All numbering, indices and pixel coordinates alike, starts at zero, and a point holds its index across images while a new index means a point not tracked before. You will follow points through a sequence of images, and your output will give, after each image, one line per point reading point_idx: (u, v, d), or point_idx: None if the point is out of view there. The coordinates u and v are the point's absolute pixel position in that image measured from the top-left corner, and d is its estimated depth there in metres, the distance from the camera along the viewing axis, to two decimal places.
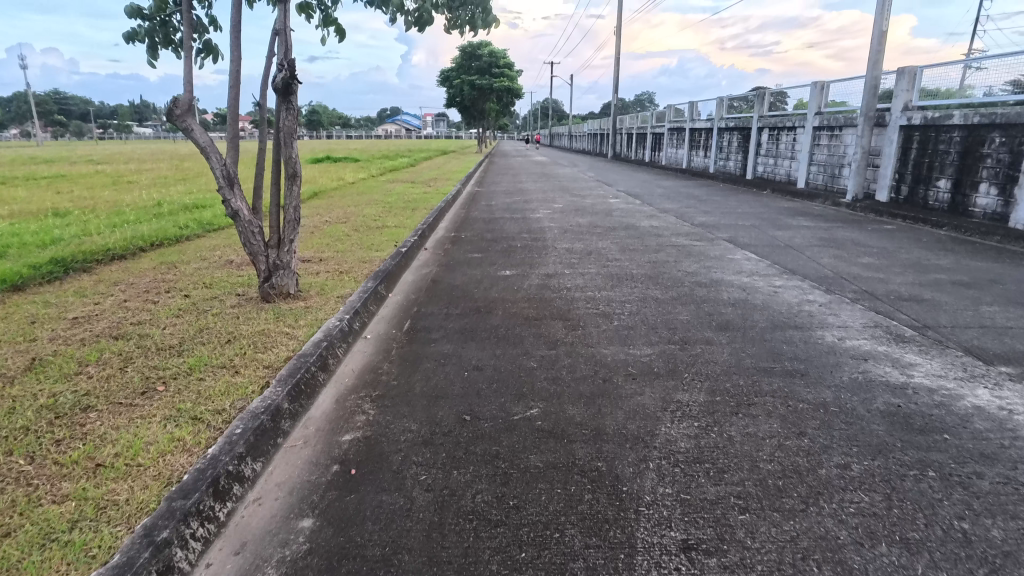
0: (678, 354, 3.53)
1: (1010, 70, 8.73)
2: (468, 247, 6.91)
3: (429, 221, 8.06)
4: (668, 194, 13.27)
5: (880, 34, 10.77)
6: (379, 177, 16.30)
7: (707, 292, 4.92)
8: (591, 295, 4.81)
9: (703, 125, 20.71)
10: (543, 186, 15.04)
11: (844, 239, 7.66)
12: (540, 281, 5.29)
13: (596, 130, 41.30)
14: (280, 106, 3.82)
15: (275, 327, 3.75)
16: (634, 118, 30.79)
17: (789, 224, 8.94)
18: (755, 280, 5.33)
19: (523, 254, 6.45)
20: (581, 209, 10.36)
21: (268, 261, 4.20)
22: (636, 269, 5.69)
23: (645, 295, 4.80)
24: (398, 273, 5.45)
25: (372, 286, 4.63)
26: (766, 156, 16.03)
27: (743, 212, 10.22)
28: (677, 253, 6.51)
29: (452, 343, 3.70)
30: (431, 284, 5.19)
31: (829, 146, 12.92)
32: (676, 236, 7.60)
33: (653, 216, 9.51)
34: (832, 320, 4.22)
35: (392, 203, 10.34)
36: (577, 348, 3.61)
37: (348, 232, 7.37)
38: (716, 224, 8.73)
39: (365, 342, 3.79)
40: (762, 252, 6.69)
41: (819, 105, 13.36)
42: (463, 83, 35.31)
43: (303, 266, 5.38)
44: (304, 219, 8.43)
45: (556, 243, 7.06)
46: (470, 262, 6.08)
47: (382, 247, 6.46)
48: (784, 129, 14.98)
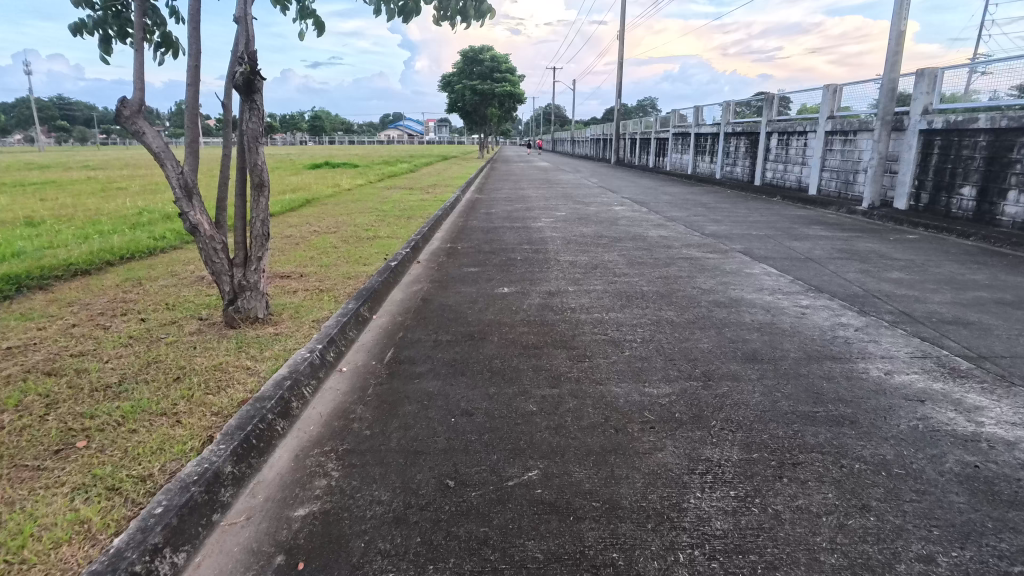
0: (701, 394, 3.02)
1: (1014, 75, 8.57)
2: (464, 259, 6.42)
3: (424, 232, 7.58)
4: (675, 201, 12.76)
5: (898, 35, 10.29)
6: (376, 183, 15.87)
7: (727, 313, 4.42)
8: (598, 317, 4.31)
9: (708, 130, 20.23)
10: (545, 192, 14.58)
11: (867, 251, 7.14)
12: (541, 300, 4.79)
13: (599, 135, 40.88)
14: (244, 107, 3.35)
15: (235, 360, 3.25)
16: (637, 123, 30.33)
17: (806, 234, 8.44)
18: (779, 299, 4.82)
19: (523, 268, 5.96)
20: (585, 218, 9.87)
21: (232, 282, 3.72)
22: (646, 286, 5.18)
23: (659, 318, 4.29)
24: (386, 292, 4.96)
25: (353, 309, 4.14)
26: (775, 162, 15.54)
27: (755, 221, 9.72)
28: (690, 267, 6.00)
29: (438, 379, 3.20)
30: (421, 305, 4.69)
31: (843, 152, 12.41)
32: (687, 248, 7.09)
33: (661, 225, 9.02)
34: (873, 349, 3.71)
35: (387, 211, 9.87)
36: (584, 386, 3.11)
37: (337, 243, 6.89)
38: (729, 234, 8.23)
39: (339, 377, 3.29)
40: (781, 265, 6.19)
41: (832, 109, 12.88)
42: (465, 88, 34.95)
43: (280, 283, 4.89)
44: (292, 228, 7.96)
45: (559, 256, 6.56)
46: (465, 277, 5.58)
47: (370, 260, 5.97)
48: (794, 134, 14.49)
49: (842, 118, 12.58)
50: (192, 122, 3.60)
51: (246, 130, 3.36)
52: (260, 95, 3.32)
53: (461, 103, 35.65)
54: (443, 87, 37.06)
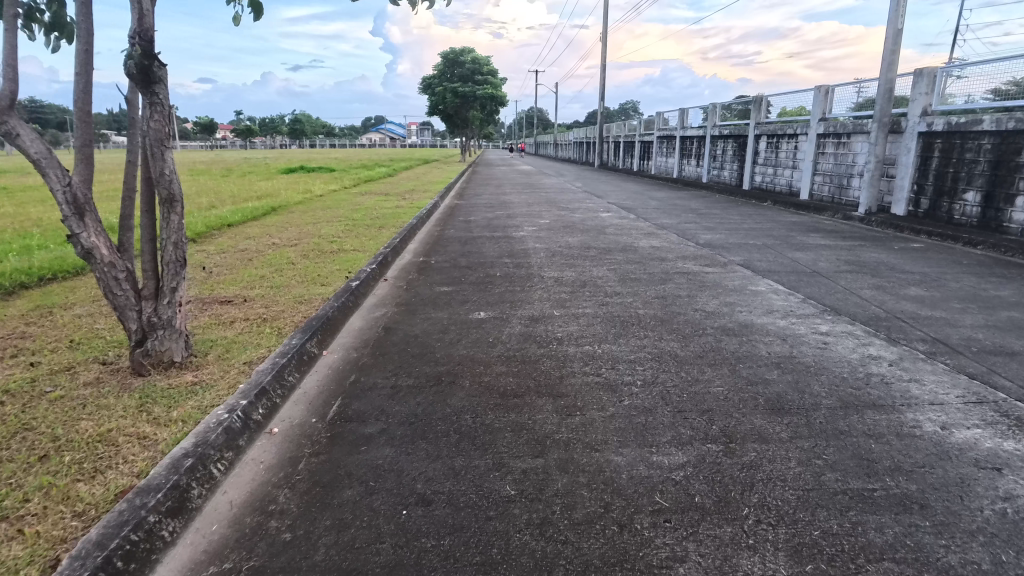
0: (725, 464, 2.38)
1: (990, 79, 8.64)
2: (437, 276, 5.76)
3: (394, 244, 6.90)
4: (663, 207, 12.20)
5: (895, 33, 9.84)
6: (351, 189, 15.13)
7: (739, 345, 3.79)
8: (589, 352, 3.65)
9: (694, 133, 19.78)
10: (528, 198, 13.96)
11: (875, 263, 6.60)
12: (522, 328, 4.13)
13: (582, 138, 40.43)
14: (143, 101, 2.66)
15: (130, 426, 2.55)
16: (621, 126, 29.89)
17: (806, 244, 7.90)
18: (795, 325, 4.21)
19: (503, 287, 5.30)
20: (570, 226, 9.25)
21: (140, 319, 3.01)
22: (643, 310, 4.54)
23: (660, 351, 3.65)
24: (342, 321, 4.26)
25: (297, 346, 3.44)
26: (764, 166, 15.10)
27: (749, 229, 9.19)
28: (689, 285, 5.39)
29: (391, 447, 2.53)
30: (381, 336, 4.00)
31: (836, 155, 11.97)
32: (682, 261, 6.50)
33: (651, 234, 8.43)
34: (919, 393, 3.10)
35: (358, 219, 9.16)
36: (575, 454, 2.44)
37: (295, 258, 6.19)
38: (725, 244, 7.65)
39: (266, 444, 2.60)
40: (787, 281, 5.61)
41: (824, 111, 12.43)
42: (446, 90, 34.27)
43: (216, 312, 4.17)
44: (249, 241, 7.24)
45: (543, 271, 5.92)
46: (436, 298, 4.92)
47: (330, 280, 5.28)
48: (783, 136, 14.05)
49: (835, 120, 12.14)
50: (84, 121, 2.89)
51: (148, 130, 2.67)
52: (162, 85, 2.63)
53: (442, 106, 34.93)
54: (424, 90, 36.28)
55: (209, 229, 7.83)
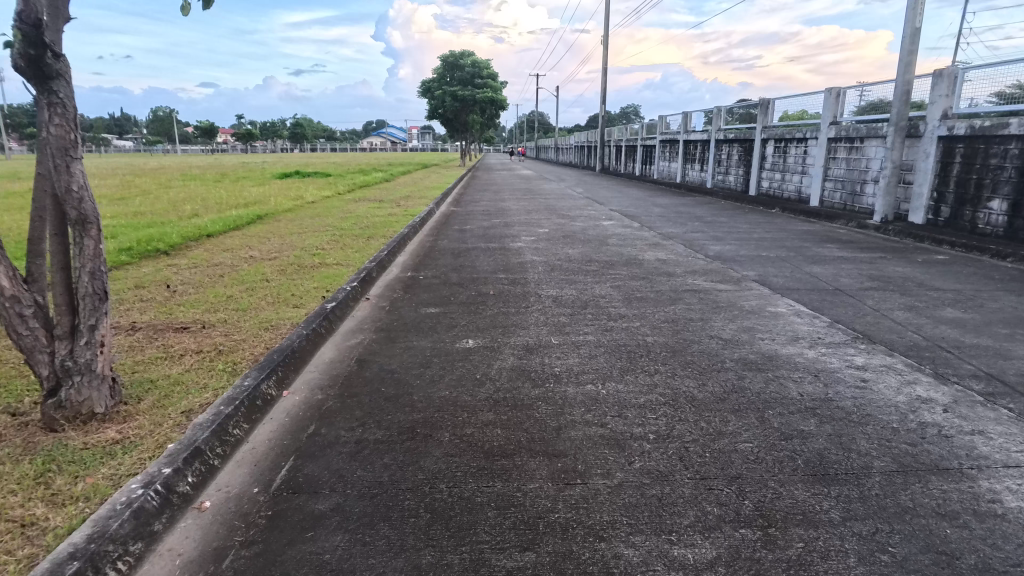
0: (766, 561, 1.87)
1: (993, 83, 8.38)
2: (424, 295, 5.25)
3: (380, 257, 6.39)
4: (668, 215, 11.70)
5: (912, 33, 9.38)
6: (345, 195, 14.65)
7: (765, 384, 3.27)
8: (591, 394, 3.13)
9: (698, 137, 19.29)
10: (528, 205, 13.48)
11: (901, 279, 6.10)
12: (514, 361, 3.61)
13: (583, 142, 40.03)
14: (38, 102, 2.25)
15: (17, 506, 2.03)
16: (622, 130, 29.41)
17: (823, 256, 7.39)
18: (826, 358, 3.70)
19: (495, 308, 4.79)
20: (571, 236, 8.75)
21: (52, 364, 2.51)
22: (652, 338, 4.03)
23: (674, 393, 3.14)
24: (310, 352, 3.74)
25: (249, 389, 2.93)
26: (771, 171, 14.61)
27: (760, 239, 8.68)
28: (701, 306, 4.88)
29: (344, 534, 2.01)
30: (352, 371, 3.48)
31: (848, 160, 11.48)
32: (692, 277, 5.99)
33: (656, 245, 7.93)
34: (988, 451, 2.58)
35: (346, 229, 8.67)
36: (574, 546, 1.93)
37: (270, 274, 5.69)
38: (736, 257, 7.15)
39: (190, 527, 2.09)
40: (809, 301, 5.11)
41: (835, 115, 11.94)
42: (446, 94, 33.81)
43: (166, 344, 3.65)
44: (224, 254, 6.74)
45: (540, 289, 5.41)
46: (421, 322, 4.41)
47: (304, 300, 4.77)
48: (792, 141, 13.56)
49: (847, 124, 11.65)
50: None
51: (46, 137, 2.24)
52: (60, 81, 2.23)
53: (442, 109, 34.48)
54: (423, 94, 35.81)
55: (185, 241, 7.34)
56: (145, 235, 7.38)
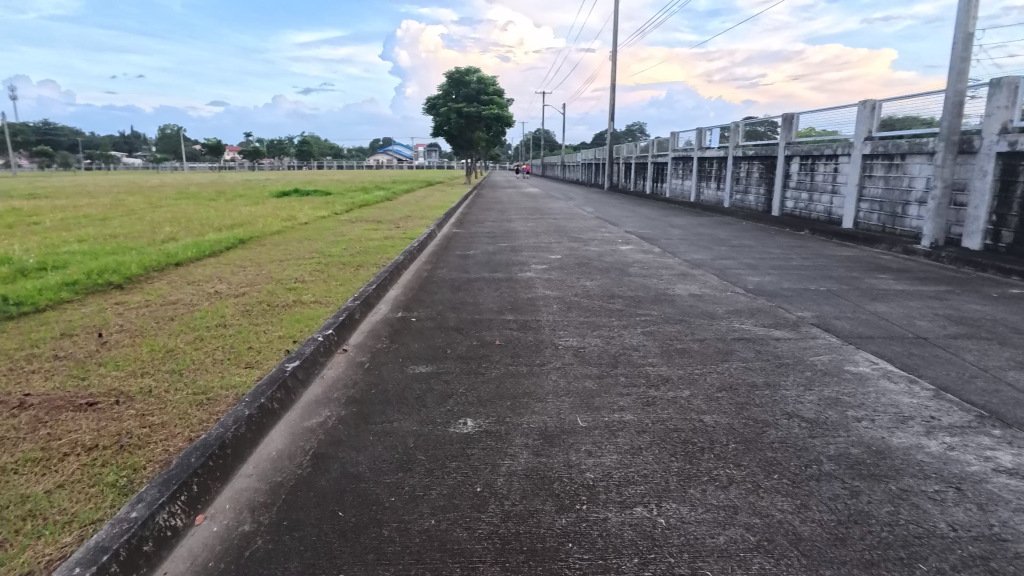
0: None
1: None
2: (414, 345, 4.27)
3: (367, 293, 5.43)
4: (690, 238, 10.74)
5: (965, 38, 8.49)
6: (341, 215, 13.77)
7: (893, 508, 2.26)
8: (645, 528, 2.12)
9: (714, 154, 18.40)
10: (536, 226, 12.53)
11: (989, 322, 5.07)
12: (528, 459, 2.62)
13: (590, 160, 39.25)
14: None
15: None
16: (631, 147, 28.55)
17: (881, 290, 6.36)
18: (960, 455, 2.67)
19: (501, 365, 3.81)
20: (586, 264, 7.78)
21: None
22: (711, 419, 3.03)
23: (767, 526, 2.14)
24: (252, 443, 2.76)
25: (131, 531, 1.95)
26: (796, 190, 13.65)
27: (800, 268, 7.68)
28: (761, 363, 3.88)
29: None
30: (303, 477, 2.50)
31: (886, 179, 10.51)
32: (738, 320, 4.99)
33: (686, 276, 6.93)
34: None
35: (335, 256, 7.72)
36: None
37: (231, 316, 4.73)
38: (782, 292, 6.13)
39: None
40: (894, 356, 4.09)
41: (869, 130, 11.02)
42: (450, 110, 33.12)
43: (53, 433, 2.67)
44: (185, 288, 5.79)
45: (556, 337, 4.42)
46: (406, 390, 3.41)
47: (262, 355, 3.80)
48: (819, 158, 12.62)
49: (884, 139, 10.69)
50: None
51: None
52: None
53: (447, 127, 33.80)
54: (427, 110, 35.19)
55: (146, 271, 6.40)
56: (101, 263, 6.46)
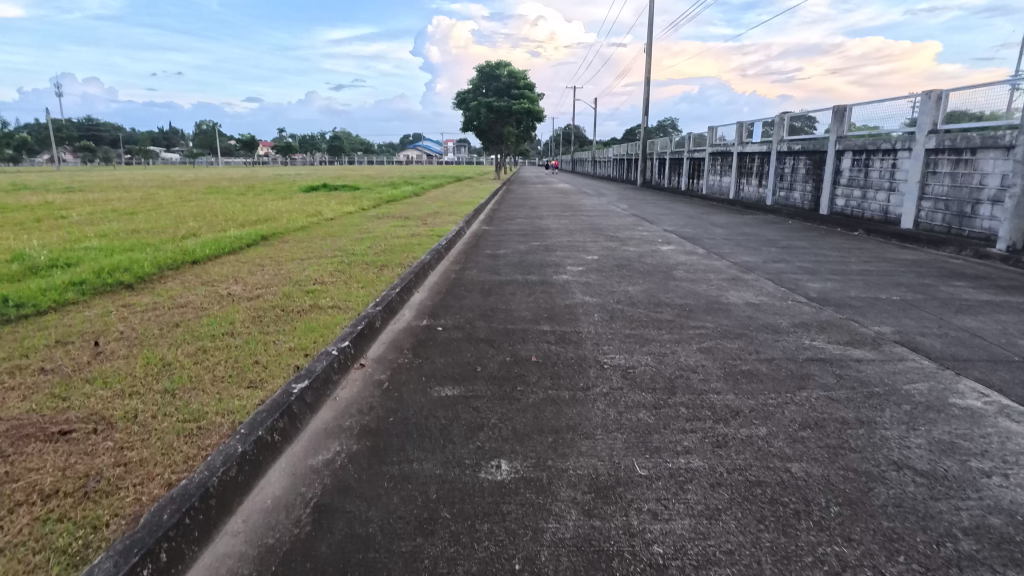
0: None
1: None
2: (440, 360, 3.78)
3: (389, 298, 4.96)
4: (734, 238, 10.06)
5: None
6: (368, 210, 13.42)
7: None
8: None
9: (756, 149, 17.53)
10: (569, 224, 11.96)
11: None
12: (578, 522, 2.09)
13: (622, 155, 38.36)
14: None
15: None
16: (666, 142, 27.68)
17: (964, 300, 5.64)
18: None
19: (539, 389, 3.28)
20: (626, 267, 7.19)
21: None
22: (800, 470, 2.47)
23: None
24: (243, 490, 2.30)
25: None
26: (848, 187, 12.79)
27: (864, 273, 6.97)
28: (847, 393, 3.28)
29: None
30: (299, 540, 2.02)
31: (953, 175, 9.65)
32: (806, 335, 4.37)
33: (737, 282, 6.30)
34: None
35: (358, 255, 7.29)
36: None
37: (240, 322, 4.30)
38: (850, 302, 5.46)
39: None
40: (1007, 385, 3.44)
41: (934, 122, 10.15)
42: (480, 104, 32.65)
43: (10, 472, 2.25)
44: (198, 289, 5.41)
45: (601, 354, 3.89)
46: (428, 420, 2.90)
47: (269, 371, 3.35)
48: (875, 153, 11.76)
49: (951, 132, 9.81)
50: None
51: None
52: None
53: (476, 121, 33.32)
54: (457, 105, 34.77)
55: (160, 270, 6.06)
56: (113, 260, 6.14)
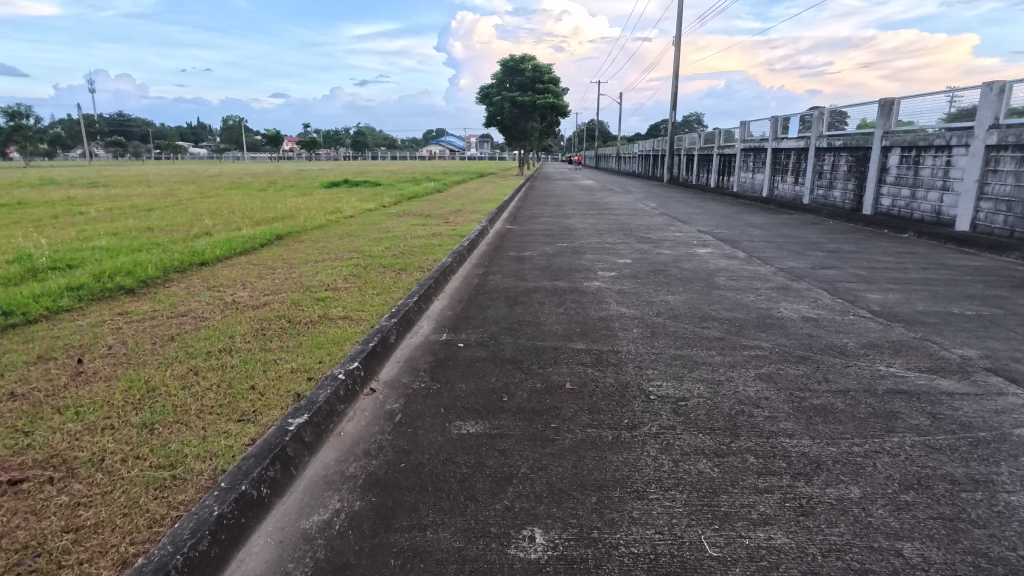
0: None
1: None
2: (460, 387, 3.30)
3: (405, 309, 4.50)
4: (774, 240, 9.43)
5: None
6: (388, 208, 13.06)
7: None
8: None
9: (792, 145, 16.75)
10: (597, 223, 11.40)
11: None
12: None
13: (648, 152, 37.53)
14: None
15: None
16: (695, 138, 26.88)
17: None
18: None
19: (576, 427, 2.79)
20: (662, 272, 6.66)
21: None
22: (914, 553, 1.94)
23: None
24: (216, 567, 1.86)
25: None
26: (895, 185, 12.02)
27: (927, 282, 6.32)
28: (948, 439, 2.72)
29: None
30: None
31: (1017, 173, 8.90)
32: (880, 359, 3.80)
33: (788, 292, 5.73)
34: None
35: (375, 257, 6.87)
36: None
37: (239, 336, 3.89)
38: (920, 318, 4.86)
39: None
40: None
41: (995, 116, 9.39)
42: (504, 100, 32.15)
43: None
44: (202, 295, 5.04)
45: (645, 381, 3.39)
46: (445, 470, 2.43)
47: (264, 400, 2.92)
48: (926, 149, 10.99)
49: (1014, 127, 9.06)
50: None
51: None
52: None
53: (500, 117, 32.85)
54: (480, 101, 34.35)
55: (165, 273, 5.71)
56: (118, 262, 5.81)
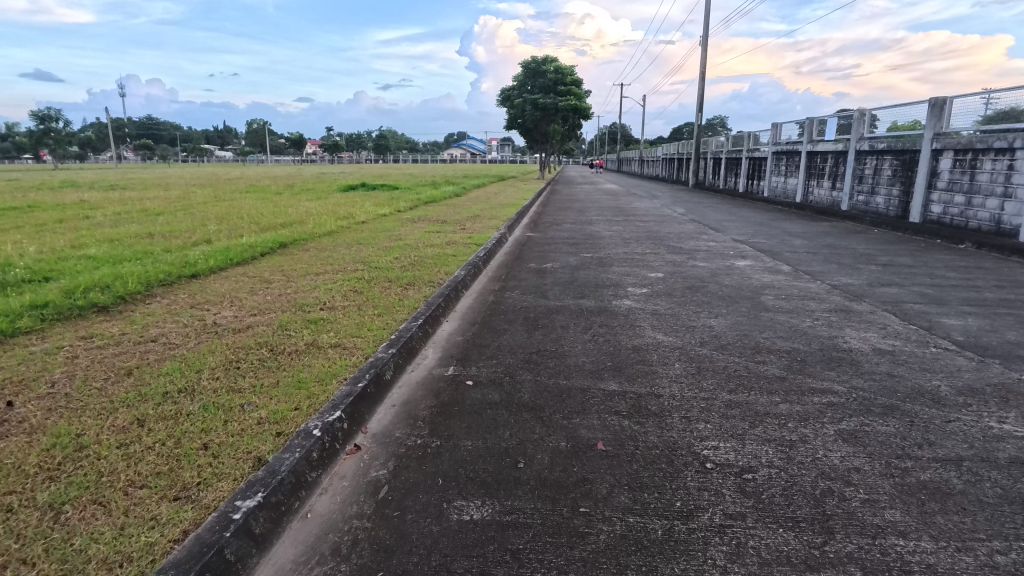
0: None
1: None
2: (463, 446, 2.64)
3: (406, 338, 3.85)
4: (819, 251, 8.62)
5: None
6: (403, 213, 12.52)
7: None
8: None
9: (829, 148, 15.82)
10: (623, 231, 10.69)
11: None
12: None
13: (672, 155, 36.60)
14: None
15: None
16: (722, 141, 25.94)
17: None
18: None
19: (614, 516, 2.11)
20: (700, 289, 5.93)
21: None
22: None
23: None
24: None
25: None
26: (947, 191, 11.10)
27: (1008, 304, 5.50)
28: None
29: None
30: None
31: None
32: (987, 413, 3.05)
33: (849, 316, 4.96)
34: None
35: (382, 270, 6.27)
36: None
37: (207, 371, 3.27)
38: (1017, 351, 4.08)
39: None
40: None
41: None
42: (525, 102, 31.53)
43: None
44: (181, 315, 4.46)
45: (696, 440, 2.69)
46: None
47: (214, 467, 2.29)
48: (984, 152, 10.07)
49: None
50: None
51: None
52: None
53: (521, 120, 32.24)
54: (502, 103, 33.82)
55: (148, 288, 5.17)
56: (97, 275, 5.27)
